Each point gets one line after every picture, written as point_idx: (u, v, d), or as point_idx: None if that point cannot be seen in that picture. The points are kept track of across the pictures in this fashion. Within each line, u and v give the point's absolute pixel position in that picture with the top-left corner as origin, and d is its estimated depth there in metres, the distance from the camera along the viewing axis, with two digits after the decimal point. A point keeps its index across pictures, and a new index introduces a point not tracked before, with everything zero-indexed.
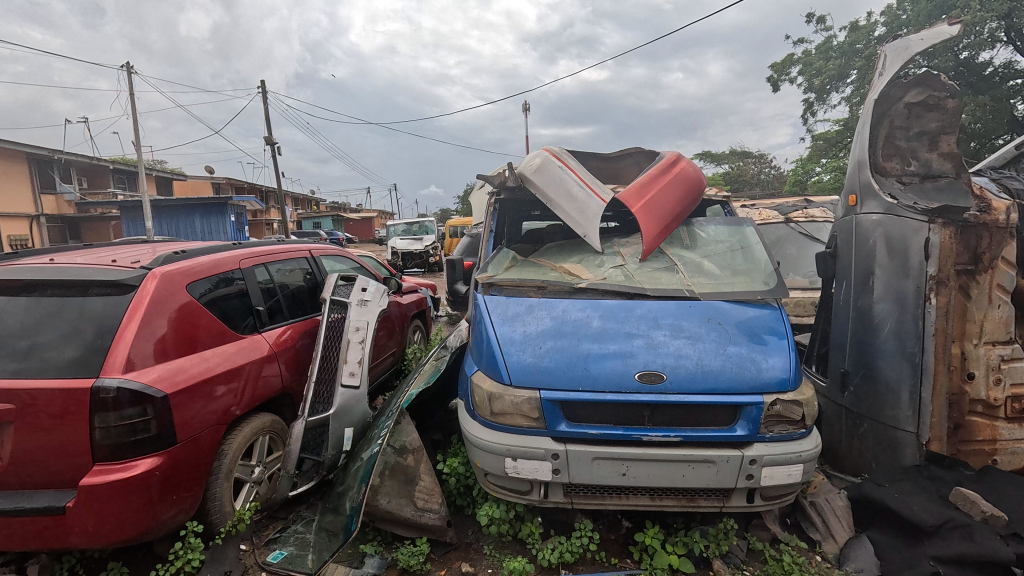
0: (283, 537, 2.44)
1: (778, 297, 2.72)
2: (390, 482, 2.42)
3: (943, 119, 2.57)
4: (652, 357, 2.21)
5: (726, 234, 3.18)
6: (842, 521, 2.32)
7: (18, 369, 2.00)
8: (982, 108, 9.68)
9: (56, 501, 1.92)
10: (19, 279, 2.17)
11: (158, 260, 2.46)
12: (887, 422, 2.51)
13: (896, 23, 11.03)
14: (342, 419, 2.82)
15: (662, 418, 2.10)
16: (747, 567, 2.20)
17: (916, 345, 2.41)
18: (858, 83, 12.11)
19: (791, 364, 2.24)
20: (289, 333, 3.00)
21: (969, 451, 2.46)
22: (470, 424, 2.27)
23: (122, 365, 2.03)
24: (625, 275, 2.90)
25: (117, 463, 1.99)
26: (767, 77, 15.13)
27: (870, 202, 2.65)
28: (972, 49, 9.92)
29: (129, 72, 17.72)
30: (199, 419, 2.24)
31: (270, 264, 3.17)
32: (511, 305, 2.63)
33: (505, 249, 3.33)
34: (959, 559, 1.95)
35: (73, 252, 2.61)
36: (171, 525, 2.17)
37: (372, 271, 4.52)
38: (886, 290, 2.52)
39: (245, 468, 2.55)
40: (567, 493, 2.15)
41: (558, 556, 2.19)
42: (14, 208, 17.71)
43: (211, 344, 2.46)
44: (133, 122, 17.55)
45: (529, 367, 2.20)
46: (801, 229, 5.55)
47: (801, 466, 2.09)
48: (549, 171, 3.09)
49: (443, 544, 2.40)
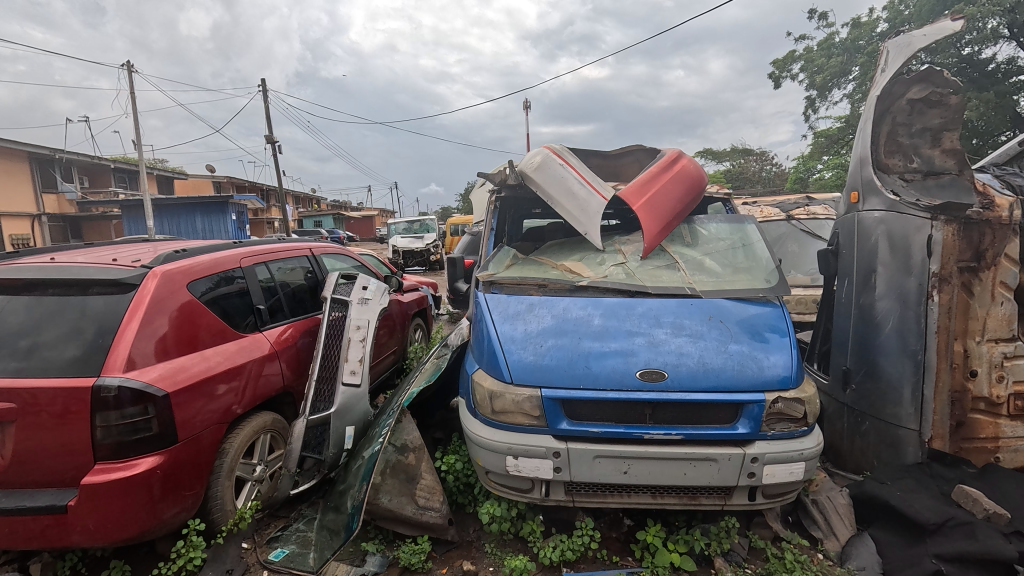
0: (285, 535, 2.44)
1: (780, 294, 2.71)
2: (391, 480, 2.42)
3: (945, 116, 2.56)
4: (654, 355, 2.21)
5: (727, 232, 3.17)
6: (844, 519, 2.31)
7: (20, 368, 2.00)
8: (985, 103, 9.62)
9: (58, 500, 1.92)
10: (19, 278, 2.17)
11: (159, 259, 2.45)
12: (889, 419, 2.50)
13: (899, 19, 10.98)
14: (343, 417, 2.81)
15: (663, 416, 2.10)
16: (748, 565, 2.20)
17: (919, 342, 2.40)
18: (860, 79, 12.06)
19: (793, 362, 2.23)
20: (290, 332, 2.99)
21: (971, 449, 2.47)
22: (471, 423, 2.27)
23: (123, 364, 2.03)
24: (626, 273, 2.89)
25: (119, 462, 1.99)
26: (769, 74, 15.09)
27: (872, 199, 2.64)
28: (974, 45, 9.87)
29: (130, 72, 17.72)
30: (199, 418, 2.24)
31: (271, 263, 3.16)
32: (512, 303, 2.62)
33: (506, 247, 3.32)
34: (961, 557, 1.94)
35: (73, 252, 2.61)
36: (172, 524, 2.17)
37: (373, 270, 4.52)
38: (889, 288, 2.51)
39: (247, 466, 2.55)
40: (569, 491, 2.15)
41: (560, 554, 2.19)
42: (14, 207, 17.71)
43: (211, 343, 2.45)
44: (133, 121, 17.64)
45: (530, 365, 2.20)
46: (803, 227, 5.54)
47: (803, 463, 2.08)
48: (549, 169, 3.08)
49: (444, 542, 2.40)
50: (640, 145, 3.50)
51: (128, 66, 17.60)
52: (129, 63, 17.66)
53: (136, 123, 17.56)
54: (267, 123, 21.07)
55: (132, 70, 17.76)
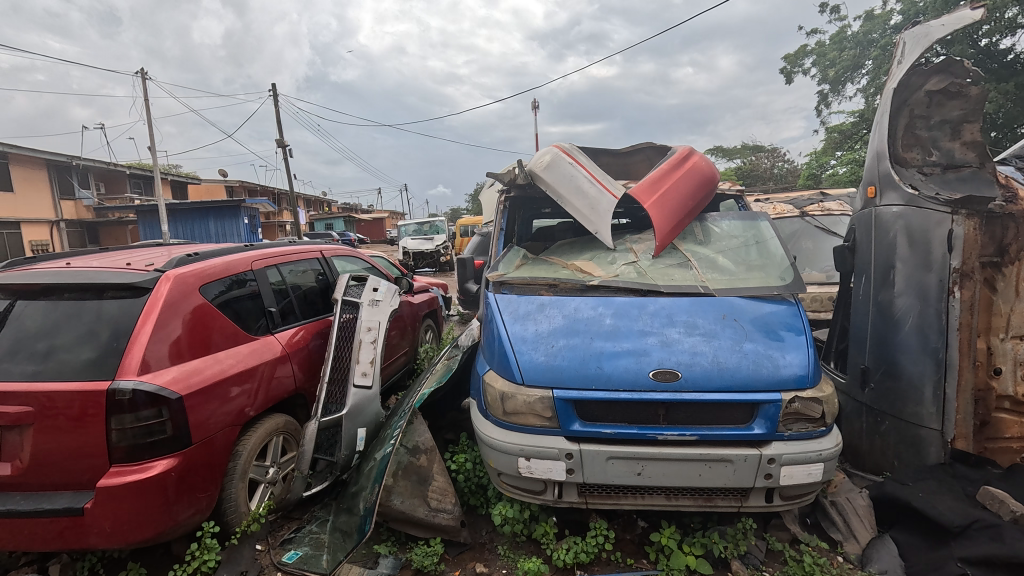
0: (297, 537, 2.44)
1: (795, 292, 2.66)
2: (403, 482, 2.44)
3: (966, 107, 2.49)
4: (666, 355, 2.18)
5: (740, 229, 3.12)
6: (864, 522, 2.27)
7: (37, 371, 2.03)
8: (1004, 95, 9.41)
9: (76, 502, 1.94)
10: (34, 282, 2.20)
11: (171, 262, 2.47)
12: (909, 419, 2.45)
13: (913, 10, 10.76)
14: (355, 418, 2.81)
15: (678, 417, 2.07)
16: (766, 568, 2.15)
17: (940, 340, 2.34)
18: (874, 73, 11.80)
19: (809, 361, 2.19)
20: (302, 334, 3.01)
21: (996, 449, 2.38)
22: (482, 424, 2.26)
23: (138, 367, 2.05)
24: (637, 272, 2.86)
25: (135, 464, 2.01)
26: (780, 69, 14.90)
27: (890, 193, 2.59)
28: (992, 35, 9.64)
29: (143, 80, 18.00)
30: (213, 420, 2.25)
31: (283, 265, 3.19)
32: (522, 303, 2.60)
33: (515, 247, 3.31)
34: (988, 560, 1.88)
35: (87, 257, 2.63)
36: (188, 525, 2.18)
37: (383, 271, 4.53)
38: (908, 285, 2.46)
39: (260, 468, 2.56)
40: (582, 492, 2.12)
41: (573, 556, 2.17)
42: (33, 213, 18.07)
43: (224, 346, 2.46)
44: (148, 124, 17.92)
45: (541, 366, 2.18)
46: (817, 223, 5.47)
47: (821, 465, 2.04)
48: (559, 168, 3.06)
49: (458, 544, 2.37)
50: (650, 142, 3.47)
51: (141, 74, 17.95)
52: (143, 71, 17.99)
53: (151, 129, 17.81)
54: (279, 129, 21.26)
55: (144, 76, 17.97)
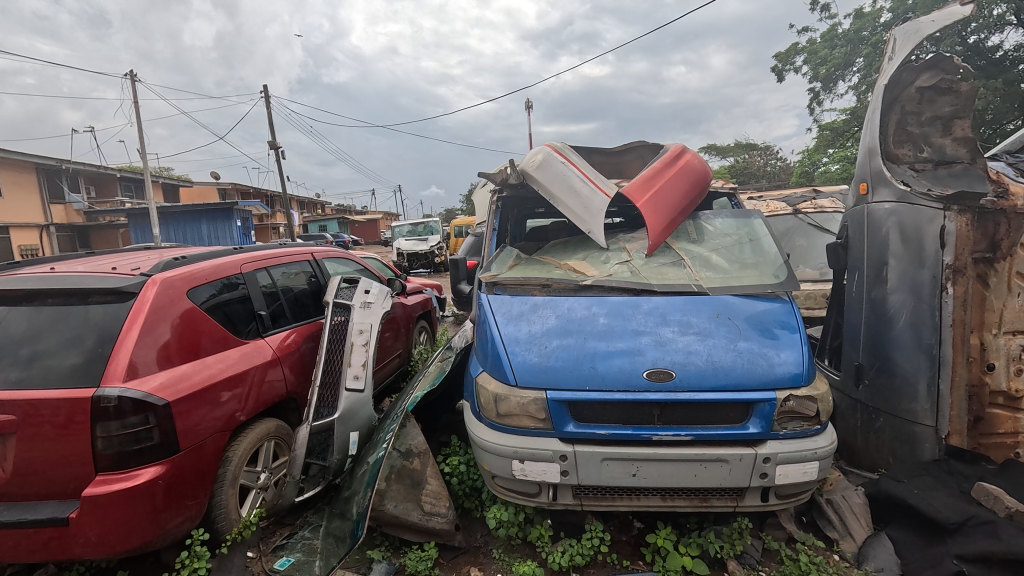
0: (290, 543, 2.40)
1: (789, 289, 2.65)
2: (397, 486, 2.42)
3: (956, 103, 2.51)
4: (661, 354, 2.16)
5: (733, 227, 3.11)
6: (859, 519, 2.26)
7: (21, 377, 1.99)
8: (993, 91, 9.46)
9: (61, 512, 1.90)
10: (17, 288, 2.16)
11: (159, 266, 2.42)
12: (903, 415, 2.45)
13: (901, 8, 10.80)
14: (347, 422, 2.78)
15: (673, 417, 2.05)
16: (762, 568, 2.14)
17: (933, 336, 2.35)
18: (864, 70, 11.87)
19: (804, 359, 2.18)
20: (293, 337, 2.98)
21: (990, 444, 2.39)
22: (475, 426, 2.23)
23: (124, 373, 2.01)
24: (631, 271, 2.85)
25: (121, 473, 1.97)
26: (772, 68, 14.93)
27: (882, 190, 2.58)
28: (981, 32, 9.70)
29: (132, 81, 17.84)
30: (203, 425, 2.22)
31: (274, 267, 3.15)
32: (515, 304, 2.58)
33: (508, 246, 3.29)
34: (983, 557, 1.88)
35: (72, 262, 2.58)
36: (177, 534, 2.14)
37: (377, 273, 4.48)
38: (901, 281, 2.45)
39: (251, 474, 2.53)
40: (577, 495, 2.10)
41: (569, 558, 2.14)
42: (21, 217, 17.83)
43: (213, 350, 2.43)
44: (138, 127, 17.79)
45: (535, 367, 2.16)
46: (810, 221, 5.47)
47: (816, 463, 2.03)
48: (551, 167, 3.04)
49: (452, 548, 2.35)
50: (643, 140, 3.46)
51: (131, 75, 17.83)
52: (133, 72, 17.82)
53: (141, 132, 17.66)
54: (271, 131, 21.07)
55: (134, 78, 17.82)
